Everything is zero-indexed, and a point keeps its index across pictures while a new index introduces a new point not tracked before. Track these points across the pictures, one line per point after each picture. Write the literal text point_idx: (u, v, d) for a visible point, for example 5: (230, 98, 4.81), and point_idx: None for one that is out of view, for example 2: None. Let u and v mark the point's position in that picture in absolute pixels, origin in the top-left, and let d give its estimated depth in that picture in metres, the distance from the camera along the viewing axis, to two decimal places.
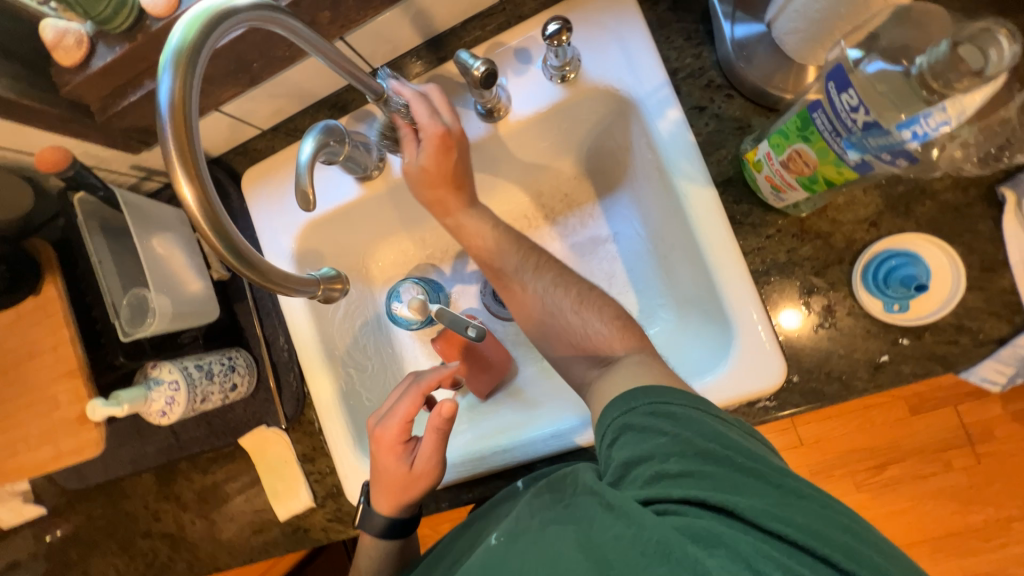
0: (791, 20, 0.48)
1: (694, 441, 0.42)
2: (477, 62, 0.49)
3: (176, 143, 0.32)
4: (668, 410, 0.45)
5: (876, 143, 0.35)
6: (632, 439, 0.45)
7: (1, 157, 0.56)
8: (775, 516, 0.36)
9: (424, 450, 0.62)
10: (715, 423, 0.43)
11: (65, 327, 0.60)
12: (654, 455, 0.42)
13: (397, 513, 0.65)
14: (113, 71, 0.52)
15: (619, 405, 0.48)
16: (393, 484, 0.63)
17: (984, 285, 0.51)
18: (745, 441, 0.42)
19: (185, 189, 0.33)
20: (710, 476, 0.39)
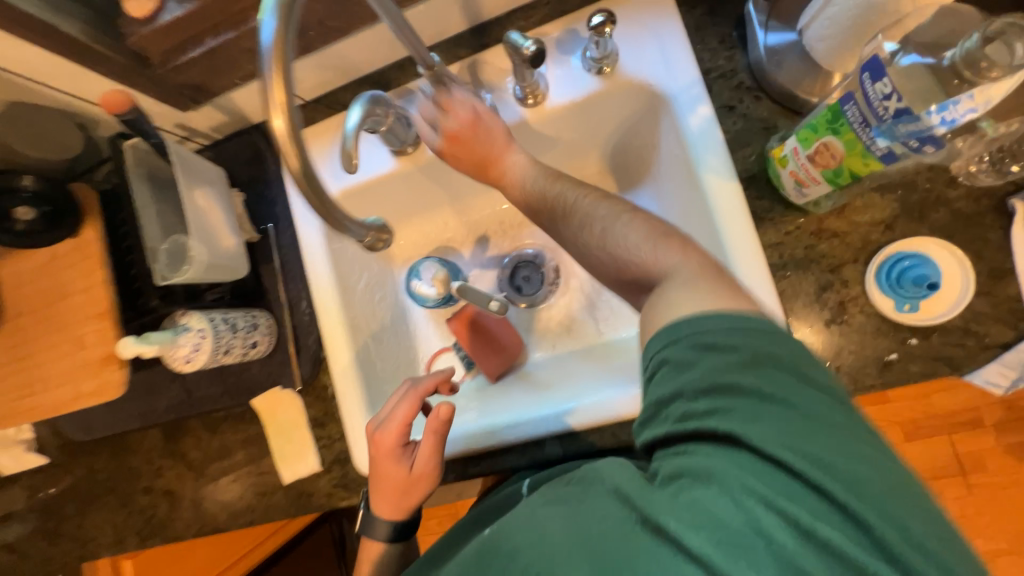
0: (822, 28, 0.51)
1: (725, 374, 0.41)
2: (528, 42, 0.51)
3: (275, 77, 0.33)
4: (706, 338, 0.42)
5: (906, 130, 0.36)
6: (667, 374, 0.43)
7: (58, 100, 0.58)
8: (790, 449, 0.37)
9: (424, 453, 0.62)
10: (756, 352, 0.41)
11: (100, 270, 0.61)
12: (684, 392, 0.42)
13: (400, 517, 0.65)
14: (178, 26, 0.54)
15: (662, 334, 0.45)
16: (394, 486, 0.63)
17: (992, 291, 0.53)
18: (780, 365, 0.40)
19: (278, 121, 0.35)
20: (733, 409, 0.40)
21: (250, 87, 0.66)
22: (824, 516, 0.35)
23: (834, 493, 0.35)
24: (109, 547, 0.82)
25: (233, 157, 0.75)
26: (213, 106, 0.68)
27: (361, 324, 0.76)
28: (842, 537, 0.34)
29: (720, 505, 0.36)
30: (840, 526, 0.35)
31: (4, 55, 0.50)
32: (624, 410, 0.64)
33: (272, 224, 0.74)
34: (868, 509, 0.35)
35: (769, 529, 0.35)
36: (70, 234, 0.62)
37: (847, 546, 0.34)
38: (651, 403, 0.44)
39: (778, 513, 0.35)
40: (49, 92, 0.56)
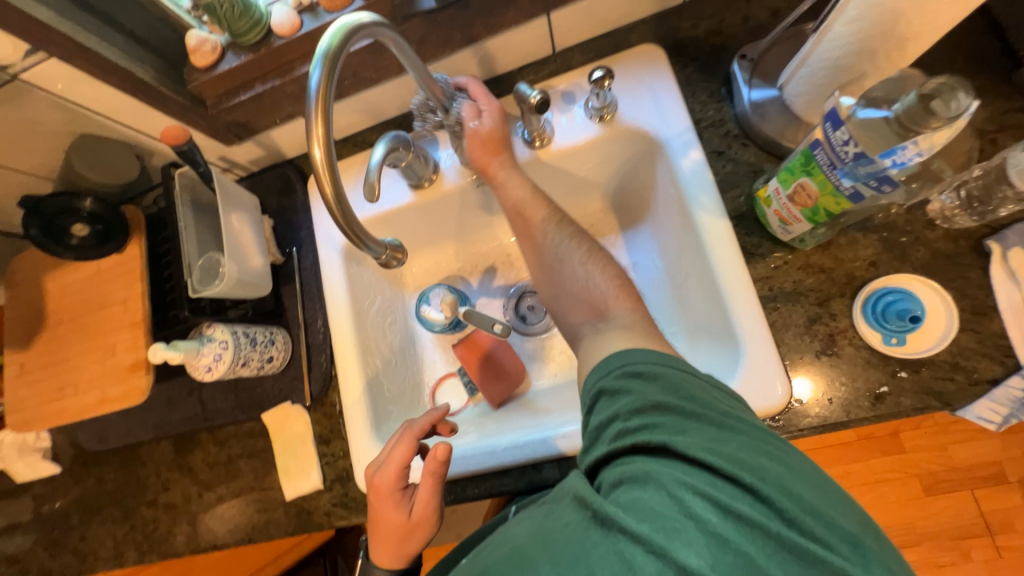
0: (799, 85, 0.57)
1: (652, 396, 0.45)
2: (534, 92, 0.59)
3: (316, 115, 0.40)
4: (633, 369, 0.48)
5: (865, 171, 0.41)
6: (604, 403, 0.48)
7: (123, 133, 0.66)
8: (708, 451, 0.40)
9: (422, 496, 0.61)
10: (678, 375, 0.46)
11: (139, 282, 0.67)
12: (619, 414, 0.45)
13: (398, 564, 0.63)
14: (232, 74, 0.63)
15: (598, 370, 0.51)
16: (389, 533, 0.62)
17: (976, 327, 0.55)
18: (697, 384, 0.45)
19: (317, 150, 0.41)
20: (660, 425, 0.43)
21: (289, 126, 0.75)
22: (740, 498, 0.37)
23: (747, 481, 0.38)
24: (109, 562, 0.83)
25: (267, 187, 0.82)
26: (255, 142, 0.76)
27: (371, 345, 0.79)
28: (756, 515, 0.36)
29: (655, 499, 0.38)
30: (763, 512, 0.37)
31: (86, 95, 0.58)
32: None
33: (296, 247, 0.80)
34: (781, 494, 0.37)
35: (696, 511, 0.37)
36: (116, 250, 0.68)
37: (761, 520, 0.36)
38: (594, 427, 0.47)
39: (702, 497, 0.37)
40: (118, 128, 0.65)
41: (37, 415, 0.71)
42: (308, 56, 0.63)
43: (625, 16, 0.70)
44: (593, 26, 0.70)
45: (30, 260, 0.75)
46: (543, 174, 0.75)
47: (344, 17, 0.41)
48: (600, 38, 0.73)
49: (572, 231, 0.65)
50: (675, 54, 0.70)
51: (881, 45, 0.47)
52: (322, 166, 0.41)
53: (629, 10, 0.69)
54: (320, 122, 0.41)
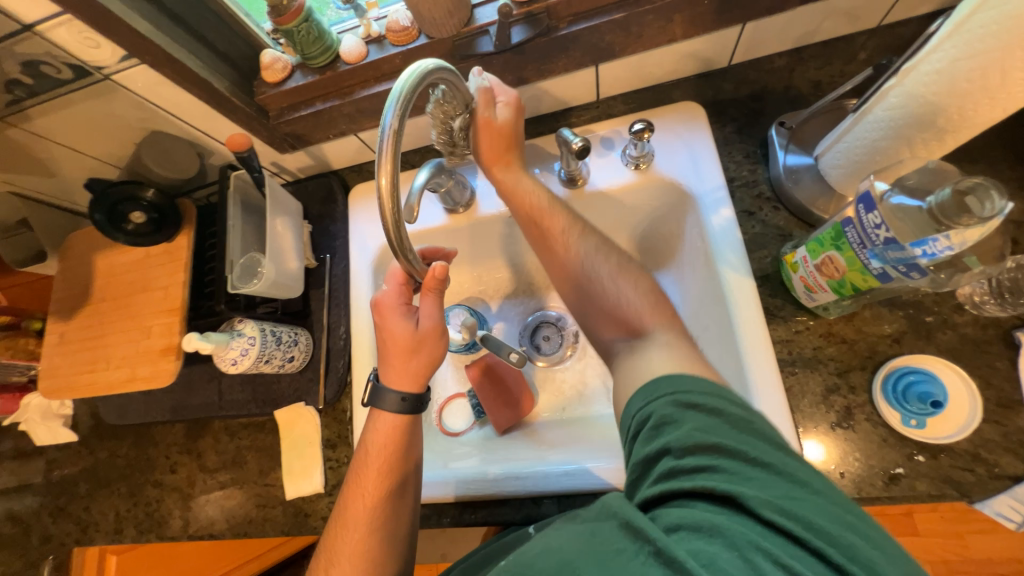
0: (836, 158, 0.58)
1: (709, 434, 0.41)
2: (577, 139, 0.61)
3: (387, 153, 0.43)
4: (684, 397, 0.44)
5: (894, 257, 0.42)
6: (651, 433, 0.44)
7: (190, 133, 0.71)
8: (779, 511, 0.36)
9: (425, 309, 0.59)
10: (737, 411, 0.42)
11: (183, 272, 0.71)
12: (671, 448, 0.42)
13: (410, 388, 0.61)
14: (299, 91, 0.68)
15: (641, 395, 0.48)
16: (400, 348, 0.60)
17: (1001, 419, 0.54)
18: (756, 425, 0.41)
19: (382, 178, 0.44)
20: (723, 469, 0.39)
21: (340, 142, 0.79)
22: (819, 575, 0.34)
23: (826, 552, 0.34)
24: (107, 536, 0.85)
25: (311, 194, 0.87)
26: (306, 152, 0.81)
27: None
28: None
29: (726, 558, 0.34)
30: None
31: (165, 98, 0.63)
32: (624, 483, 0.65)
33: (330, 254, 0.83)
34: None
35: None
36: (166, 240, 0.73)
37: None
38: (642, 460, 0.44)
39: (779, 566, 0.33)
40: (186, 128, 0.70)
41: (68, 384, 0.75)
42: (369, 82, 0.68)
43: (670, 73, 0.73)
44: (638, 79, 0.74)
45: (87, 238, 0.81)
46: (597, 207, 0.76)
47: (414, 65, 0.46)
48: (643, 91, 0.76)
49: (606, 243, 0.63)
50: (715, 113, 0.73)
51: (918, 134, 0.48)
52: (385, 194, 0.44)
53: (674, 68, 0.72)
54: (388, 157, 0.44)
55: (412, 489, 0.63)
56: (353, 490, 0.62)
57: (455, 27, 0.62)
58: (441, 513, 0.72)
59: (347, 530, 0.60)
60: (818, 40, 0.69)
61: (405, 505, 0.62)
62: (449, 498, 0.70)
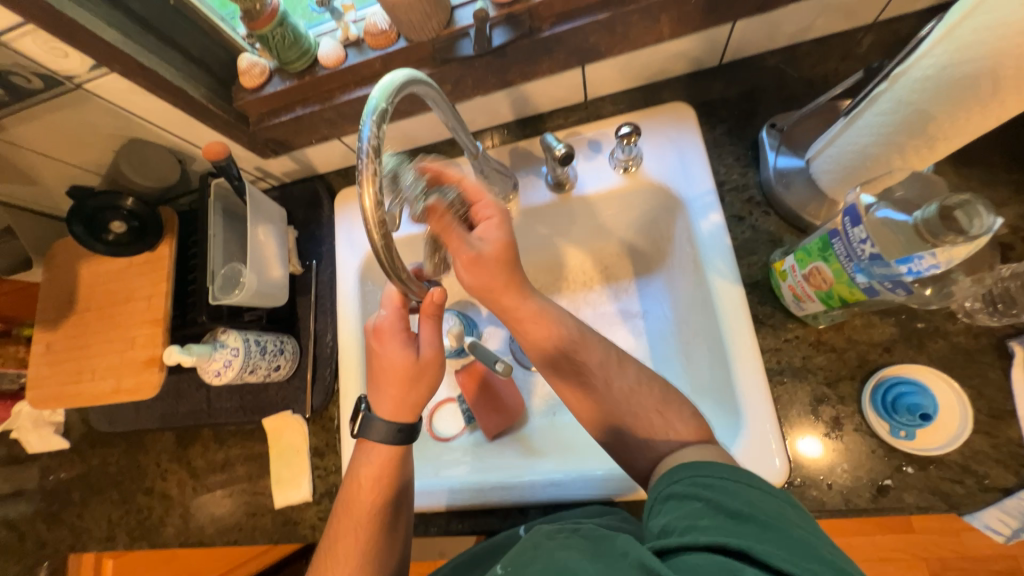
0: (826, 163, 0.57)
1: (728, 503, 0.41)
2: (560, 145, 0.59)
3: (366, 172, 0.40)
4: (702, 479, 0.45)
5: (880, 272, 0.40)
6: (670, 505, 0.44)
7: (169, 141, 0.70)
8: (809, 572, 0.34)
9: (425, 334, 0.57)
10: (754, 490, 0.42)
11: (165, 282, 0.71)
12: (687, 516, 0.41)
13: (404, 419, 0.60)
14: (277, 96, 0.66)
15: (664, 481, 0.48)
16: (400, 377, 0.58)
17: (992, 431, 0.53)
18: (777, 507, 0.41)
19: (365, 197, 0.40)
20: (741, 530, 0.38)
21: (323, 146, 0.77)
22: None
23: None
24: (100, 543, 0.85)
25: (296, 199, 0.86)
26: (290, 157, 0.80)
27: None
28: None
29: None
30: None
31: (140, 106, 0.62)
32: (611, 493, 0.65)
33: (316, 260, 0.82)
34: None
35: None
36: (148, 249, 0.72)
37: None
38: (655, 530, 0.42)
39: None
40: (165, 135, 0.69)
41: (54, 395, 0.75)
42: (348, 86, 0.66)
43: (659, 73, 0.71)
44: (626, 79, 0.72)
45: (71, 246, 0.80)
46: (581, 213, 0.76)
47: (388, 76, 0.43)
48: (633, 91, 0.74)
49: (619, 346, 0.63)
50: (705, 114, 0.71)
51: (909, 140, 0.47)
52: (372, 216, 0.41)
53: (664, 68, 0.70)
54: (369, 176, 0.41)
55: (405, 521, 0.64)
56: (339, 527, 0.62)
57: (435, 29, 0.60)
58: (429, 522, 0.72)
59: (333, 570, 0.60)
60: (811, 37, 0.67)
61: (395, 541, 0.62)
62: (437, 506, 0.70)
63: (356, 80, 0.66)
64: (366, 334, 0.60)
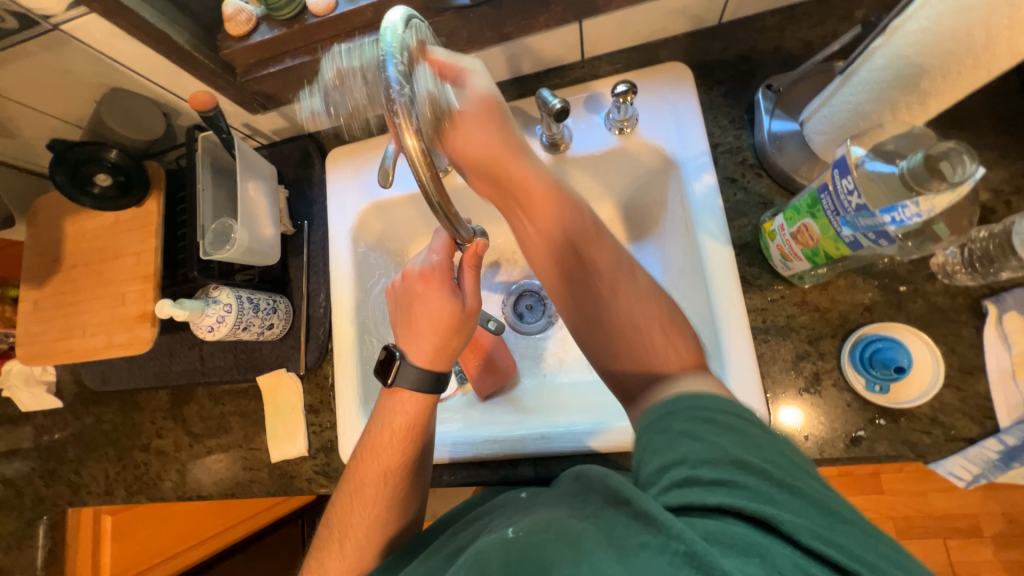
0: (820, 123, 0.57)
1: (729, 452, 0.39)
2: (556, 100, 0.58)
3: (404, 109, 0.35)
4: (703, 411, 0.43)
5: (865, 224, 0.41)
6: (661, 444, 0.42)
7: (153, 91, 0.68)
8: (820, 537, 0.34)
9: (469, 284, 0.60)
10: (757, 431, 0.41)
11: (153, 237, 0.70)
12: (687, 459, 0.40)
13: (437, 369, 0.61)
14: (265, 45, 0.64)
15: (655, 411, 0.46)
16: (442, 325, 0.59)
17: (961, 385, 0.56)
18: (784, 453, 0.40)
19: (408, 136, 0.36)
20: (744, 485, 0.37)
21: None
22: None
23: None
24: (99, 498, 0.87)
25: (286, 157, 0.84)
26: (279, 113, 0.78)
27: (370, 323, 0.80)
28: None
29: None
30: None
31: (121, 51, 0.60)
32: (598, 446, 0.67)
33: (307, 221, 0.82)
34: None
35: None
36: (136, 204, 0.70)
37: None
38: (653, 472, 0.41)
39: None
40: (149, 84, 0.67)
41: (44, 351, 0.74)
42: (339, 36, 0.64)
43: (658, 31, 0.70)
44: (624, 37, 0.70)
45: (54, 201, 0.78)
46: (574, 177, 0.76)
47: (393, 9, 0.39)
48: (630, 50, 0.73)
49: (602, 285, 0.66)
50: (702, 75, 0.70)
51: (903, 96, 0.47)
52: (419, 157, 0.36)
53: (662, 26, 0.69)
54: (406, 114, 0.36)
55: (426, 466, 0.64)
56: (361, 472, 0.62)
57: None
58: None
59: (359, 510, 0.61)
60: None
61: (416, 489, 0.64)
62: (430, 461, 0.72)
63: (347, 29, 0.64)
64: (410, 277, 0.60)
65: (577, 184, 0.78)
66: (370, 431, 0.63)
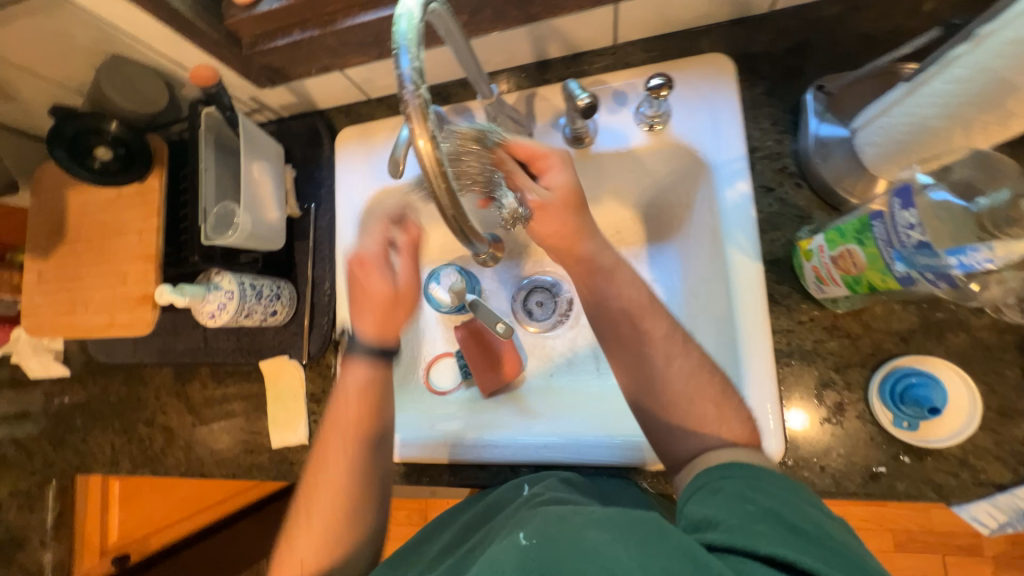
0: (875, 134, 0.51)
1: (785, 514, 0.38)
2: (584, 94, 0.53)
3: (419, 111, 0.31)
4: (760, 483, 0.43)
5: (924, 262, 0.37)
6: (716, 502, 0.42)
7: (155, 60, 0.64)
8: None
9: (403, 268, 0.65)
10: (811, 508, 0.40)
11: (155, 216, 0.67)
12: (736, 515, 0.39)
13: (388, 336, 0.66)
14: (273, 15, 0.60)
15: (705, 475, 0.47)
16: (387, 305, 0.64)
17: (997, 428, 0.52)
18: (839, 546, 0.37)
19: (421, 139, 0.32)
20: (800, 558, 0.35)
21: (324, 78, 0.71)
22: None
23: None
24: (105, 467, 0.88)
25: (294, 135, 0.80)
26: (287, 89, 0.74)
27: None
28: None
29: None
30: None
31: (120, 17, 0.56)
32: (602, 458, 0.65)
33: (314, 204, 0.79)
34: None
35: None
36: (137, 180, 0.68)
37: None
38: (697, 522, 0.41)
39: None
40: (150, 53, 0.63)
41: (48, 324, 0.74)
42: (352, 9, 0.59)
43: (700, 17, 0.63)
44: (662, 23, 0.64)
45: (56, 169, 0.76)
46: (595, 174, 0.72)
47: None
48: (668, 37, 0.67)
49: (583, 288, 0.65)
50: (745, 69, 0.64)
51: (980, 114, 0.42)
52: (432, 164, 0.32)
53: (705, 12, 0.62)
54: (421, 116, 0.32)
55: (390, 440, 0.66)
56: (329, 440, 0.64)
57: None
58: (423, 473, 0.74)
59: (322, 470, 0.62)
60: None
61: (381, 459, 0.64)
62: (428, 458, 0.72)
63: (361, 2, 0.59)
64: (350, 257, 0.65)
65: (598, 180, 0.73)
66: (337, 400, 0.66)
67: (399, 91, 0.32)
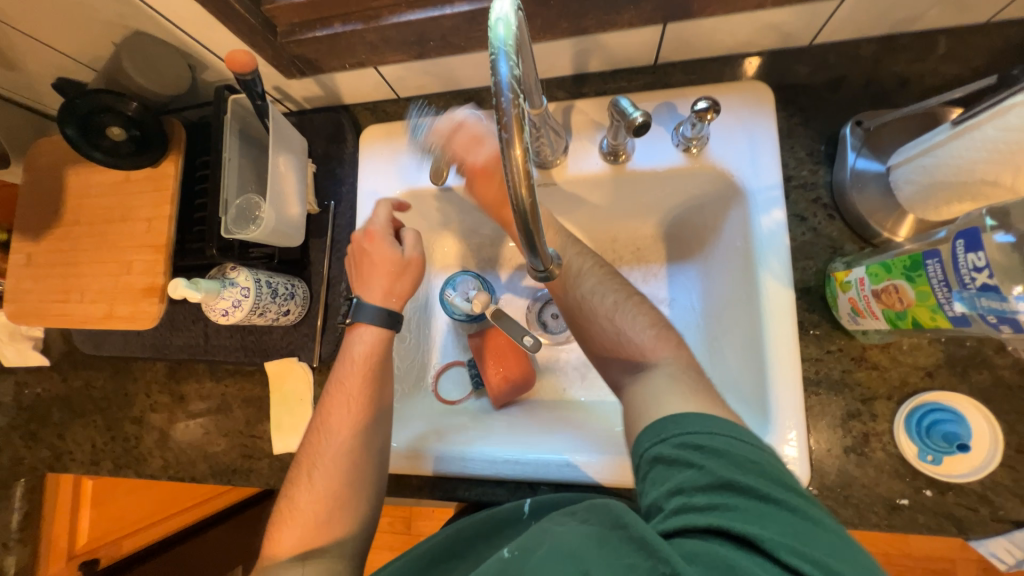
0: (914, 172, 0.53)
1: (721, 474, 0.43)
2: (637, 112, 0.52)
3: (516, 124, 0.30)
4: (693, 439, 0.46)
5: (987, 304, 0.38)
6: (661, 472, 0.46)
7: (181, 41, 0.61)
8: (797, 550, 0.37)
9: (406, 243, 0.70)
10: (741, 449, 0.44)
11: (169, 204, 0.63)
12: (683, 488, 0.43)
13: (376, 371, 0.68)
14: (315, 6, 0.58)
15: (645, 435, 0.49)
16: (387, 271, 0.68)
17: (1016, 465, 0.53)
18: (764, 473, 0.43)
19: (514, 147, 0.31)
20: (734, 509, 0.41)
21: (355, 73, 0.69)
22: None
23: None
24: (84, 467, 0.82)
25: (317, 128, 0.77)
26: (315, 82, 0.71)
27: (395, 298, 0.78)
28: None
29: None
30: None
31: None
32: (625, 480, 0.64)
33: (334, 201, 0.75)
34: None
35: None
36: (150, 164, 0.64)
37: None
38: (649, 501, 0.45)
39: None
40: (179, 34, 0.59)
41: (36, 312, 0.68)
42: (399, 7, 0.58)
43: (742, 44, 0.64)
44: (704, 47, 0.65)
45: (56, 146, 0.71)
46: (625, 192, 0.72)
47: None
48: (707, 61, 0.67)
49: (608, 281, 0.64)
50: (782, 99, 0.65)
51: None
52: (520, 175, 0.31)
53: (747, 40, 0.63)
54: (515, 126, 0.31)
55: (369, 497, 0.66)
56: (303, 475, 0.66)
57: None
58: (434, 486, 0.71)
59: (301, 506, 0.64)
60: (916, 29, 0.60)
61: (361, 492, 0.66)
62: (440, 472, 0.68)
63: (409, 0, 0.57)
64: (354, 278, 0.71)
65: (629, 197, 0.73)
66: (309, 465, 0.66)
67: (494, 99, 0.31)
